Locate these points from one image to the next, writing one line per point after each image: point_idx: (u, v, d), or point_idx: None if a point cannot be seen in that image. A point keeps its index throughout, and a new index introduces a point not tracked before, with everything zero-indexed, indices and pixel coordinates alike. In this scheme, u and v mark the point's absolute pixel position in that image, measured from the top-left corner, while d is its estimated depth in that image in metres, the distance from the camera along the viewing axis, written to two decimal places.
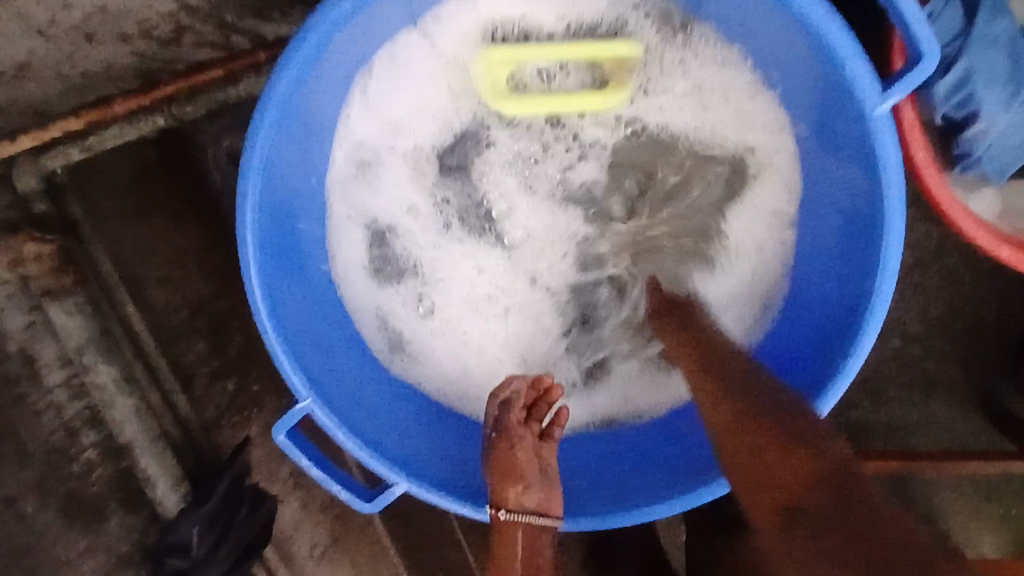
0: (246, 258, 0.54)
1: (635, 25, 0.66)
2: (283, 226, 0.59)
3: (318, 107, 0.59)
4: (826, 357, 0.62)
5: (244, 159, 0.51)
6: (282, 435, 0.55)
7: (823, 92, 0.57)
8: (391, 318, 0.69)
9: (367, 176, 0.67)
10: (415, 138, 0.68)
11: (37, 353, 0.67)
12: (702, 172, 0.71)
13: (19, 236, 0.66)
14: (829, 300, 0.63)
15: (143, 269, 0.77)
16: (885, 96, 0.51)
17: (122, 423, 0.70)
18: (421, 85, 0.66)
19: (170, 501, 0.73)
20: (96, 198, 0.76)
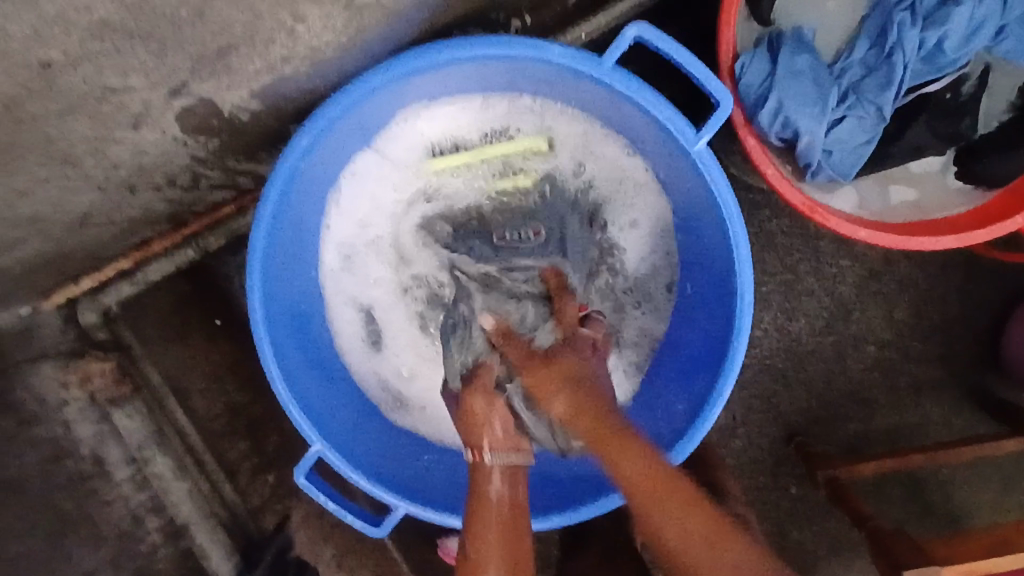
0: (259, 341, 0.67)
1: (535, 119, 0.78)
2: (285, 321, 0.72)
3: (302, 219, 0.73)
4: (711, 362, 0.72)
5: (245, 280, 0.64)
6: (302, 478, 0.68)
7: (665, 150, 0.68)
8: (389, 384, 0.81)
9: (350, 269, 0.81)
10: (382, 234, 0.81)
11: (106, 455, 0.81)
12: (612, 222, 0.81)
13: (87, 357, 0.84)
14: (706, 314, 0.75)
15: (185, 381, 0.91)
16: (699, 135, 0.61)
17: (179, 505, 0.84)
18: (382, 191, 0.80)
19: (225, 569, 0.84)
20: (143, 326, 0.91)
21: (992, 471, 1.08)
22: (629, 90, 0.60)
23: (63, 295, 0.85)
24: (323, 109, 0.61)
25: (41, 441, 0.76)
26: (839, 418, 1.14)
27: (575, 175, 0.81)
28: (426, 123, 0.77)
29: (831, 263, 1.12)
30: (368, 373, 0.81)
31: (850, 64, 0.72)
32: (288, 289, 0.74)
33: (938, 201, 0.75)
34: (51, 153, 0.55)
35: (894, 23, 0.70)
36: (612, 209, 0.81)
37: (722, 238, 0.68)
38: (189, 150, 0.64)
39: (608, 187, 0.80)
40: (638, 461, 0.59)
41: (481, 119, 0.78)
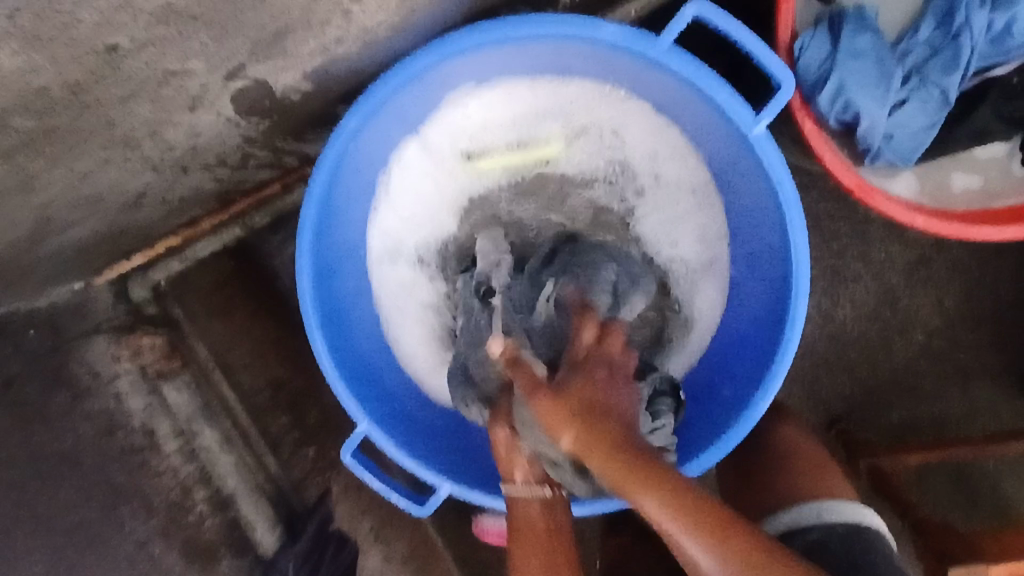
0: (308, 322, 0.67)
1: (574, 107, 0.76)
2: (333, 300, 0.72)
3: (349, 203, 0.73)
4: (762, 354, 0.71)
5: (294, 259, 0.64)
6: (348, 457, 0.69)
7: (718, 132, 0.66)
8: (437, 367, 0.81)
9: (398, 249, 0.80)
10: (426, 226, 0.80)
11: (156, 426, 0.83)
12: (659, 207, 0.79)
13: (137, 332, 0.86)
14: (759, 301, 0.73)
15: (232, 356, 0.93)
16: (758, 117, 0.59)
17: (225, 477, 0.86)
18: (424, 184, 0.79)
19: (268, 540, 0.86)
20: (191, 302, 0.93)
21: None
22: (686, 70, 0.58)
23: (115, 272, 0.87)
24: (377, 87, 0.61)
25: (96, 414, 0.79)
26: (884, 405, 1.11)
27: (618, 163, 0.79)
28: (466, 115, 0.76)
29: (881, 247, 1.08)
30: (414, 356, 0.80)
31: (914, 45, 0.68)
32: (336, 272, 0.74)
33: (1006, 188, 0.72)
34: (112, 137, 0.55)
35: (961, 4, 0.66)
36: (661, 197, 0.79)
37: (777, 222, 0.66)
38: (240, 131, 0.64)
39: (650, 175, 0.78)
40: (657, 498, 0.51)
41: (520, 111, 0.77)
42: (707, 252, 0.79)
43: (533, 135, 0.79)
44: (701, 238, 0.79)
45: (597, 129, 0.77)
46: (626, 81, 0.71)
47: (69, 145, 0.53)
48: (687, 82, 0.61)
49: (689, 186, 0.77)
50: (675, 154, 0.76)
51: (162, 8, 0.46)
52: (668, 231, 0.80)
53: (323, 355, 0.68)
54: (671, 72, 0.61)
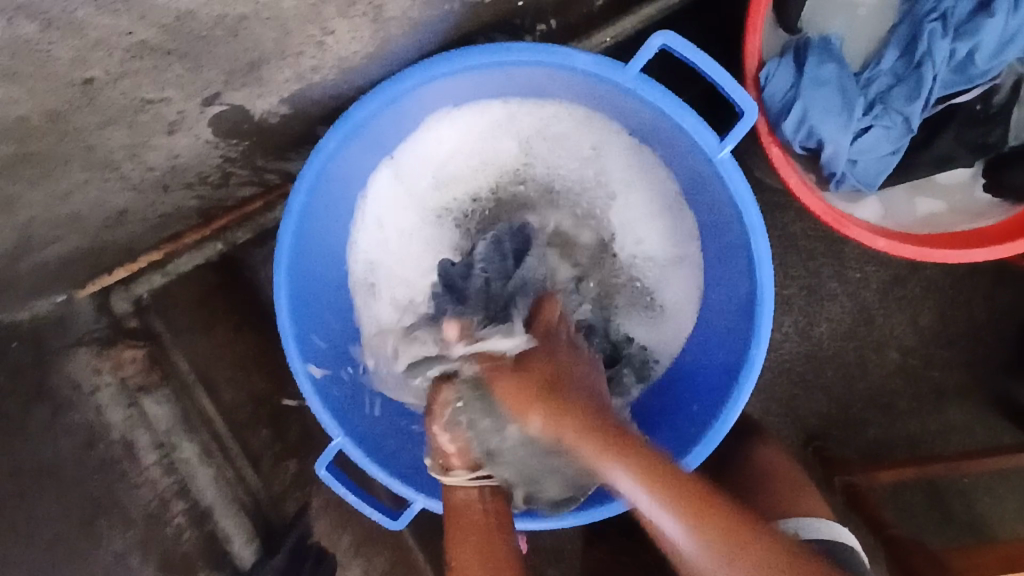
0: (286, 339, 0.68)
1: (537, 122, 0.78)
2: (309, 316, 0.73)
3: (327, 221, 0.74)
4: (728, 371, 0.73)
5: (269, 278, 0.65)
6: (324, 470, 0.69)
7: (687, 156, 0.68)
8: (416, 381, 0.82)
9: (371, 255, 0.81)
10: (404, 238, 0.82)
11: (135, 440, 0.84)
12: (626, 211, 0.81)
13: (119, 344, 0.87)
14: (725, 319, 0.74)
15: (214, 370, 0.95)
16: (722, 144, 0.61)
17: (204, 491, 0.87)
18: (399, 200, 0.80)
19: (245, 553, 0.87)
20: (174, 316, 0.94)
21: (1013, 480, 1.07)
22: (653, 98, 0.60)
23: (95, 286, 0.88)
24: (353, 111, 0.63)
25: (76, 426, 0.79)
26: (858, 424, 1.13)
27: (583, 172, 0.81)
28: (435, 135, 0.78)
29: (855, 267, 1.11)
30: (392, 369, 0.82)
31: (878, 73, 0.71)
32: (315, 288, 0.75)
33: (971, 212, 0.74)
34: (93, 159, 0.57)
35: (924, 34, 0.69)
36: (631, 201, 0.80)
37: (743, 244, 0.68)
38: (221, 151, 0.66)
39: (618, 181, 0.80)
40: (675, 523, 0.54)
41: (485, 128, 0.79)
42: (676, 252, 0.80)
43: (499, 149, 0.80)
44: (670, 242, 0.80)
45: (569, 140, 0.79)
46: (596, 103, 0.73)
47: (50, 167, 0.54)
48: (655, 109, 0.63)
49: (653, 191, 0.79)
50: (637, 162, 0.78)
51: (139, 40, 0.47)
52: (640, 234, 0.81)
53: (299, 370, 0.69)
54: (640, 99, 0.63)
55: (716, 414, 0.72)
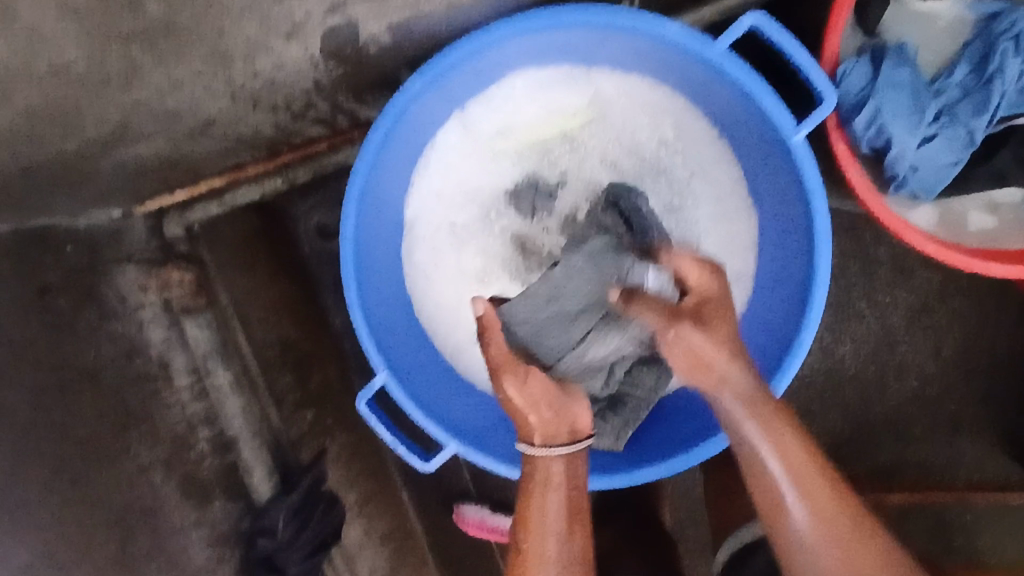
0: (347, 269, 0.70)
1: (614, 90, 0.80)
2: (372, 253, 0.75)
3: (399, 160, 0.76)
4: (768, 362, 0.74)
5: (341, 206, 0.67)
6: (364, 405, 0.71)
7: (761, 140, 0.70)
8: (459, 337, 0.83)
9: (433, 206, 0.82)
10: (468, 188, 0.82)
11: (171, 360, 0.85)
12: (692, 197, 0.81)
13: (169, 265, 0.88)
14: (772, 311, 0.76)
15: (249, 310, 0.98)
16: (799, 128, 0.63)
17: (231, 419, 0.89)
18: (469, 148, 0.82)
19: (263, 487, 0.90)
20: (218, 249, 0.97)
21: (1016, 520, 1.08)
22: (737, 75, 0.63)
23: (157, 204, 0.89)
24: (443, 56, 0.65)
25: (119, 336, 0.80)
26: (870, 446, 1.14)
27: (658, 146, 0.81)
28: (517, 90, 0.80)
29: (887, 289, 1.12)
30: (436, 321, 0.83)
31: (948, 85, 0.73)
32: (379, 226, 0.77)
33: (1013, 234, 0.76)
34: (211, 50, 0.67)
35: (997, 51, 0.71)
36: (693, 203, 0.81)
37: (805, 232, 0.69)
38: (315, 75, 0.74)
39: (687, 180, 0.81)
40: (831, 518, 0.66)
41: (562, 90, 0.80)
42: (732, 256, 0.81)
43: (578, 111, 0.81)
44: (726, 237, 0.81)
45: (644, 113, 0.80)
46: (676, 78, 0.75)
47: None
48: (738, 88, 0.65)
49: (718, 184, 0.81)
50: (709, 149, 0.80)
51: None
52: (699, 222, 0.82)
53: (354, 303, 0.71)
54: (725, 78, 0.66)
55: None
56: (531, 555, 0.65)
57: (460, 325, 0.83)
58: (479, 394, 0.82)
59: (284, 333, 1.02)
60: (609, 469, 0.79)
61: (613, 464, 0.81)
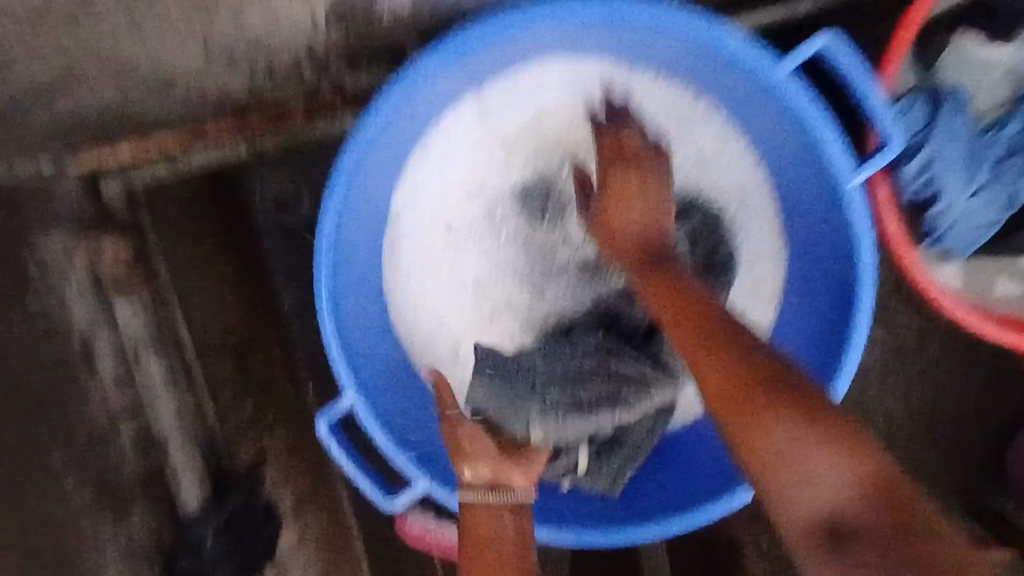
0: (318, 254, 0.67)
1: (656, 97, 0.77)
2: (350, 245, 0.72)
3: (398, 144, 0.73)
4: None
5: (327, 187, 0.64)
6: (325, 425, 0.64)
7: (809, 170, 0.69)
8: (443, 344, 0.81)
9: (428, 200, 0.80)
10: (473, 182, 0.80)
11: (95, 343, 0.74)
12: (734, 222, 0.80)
13: (104, 235, 0.77)
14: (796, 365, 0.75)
15: (190, 282, 0.84)
16: (858, 171, 0.64)
17: (162, 416, 0.78)
18: (478, 139, 0.79)
19: (191, 496, 0.80)
20: (164, 212, 0.84)
21: None
22: (790, 100, 0.61)
23: (93, 157, 0.77)
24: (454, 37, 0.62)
25: (35, 311, 0.68)
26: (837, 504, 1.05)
27: (700, 166, 0.79)
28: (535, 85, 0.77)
29: None
30: (415, 326, 0.81)
31: (1000, 139, 0.70)
32: (365, 210, 0.74)
33: None
34: None
35: None
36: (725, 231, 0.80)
37: (846, 278, 0.69)
38: (309, 39, 0.71)
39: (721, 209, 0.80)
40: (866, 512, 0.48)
41: (584, 92, 0.78)
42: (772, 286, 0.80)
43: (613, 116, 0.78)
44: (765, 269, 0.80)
45: (689, 128, 0.78)
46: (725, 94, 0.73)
47: None
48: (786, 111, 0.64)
49: (760, 215, 0.79)
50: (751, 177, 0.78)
51: None
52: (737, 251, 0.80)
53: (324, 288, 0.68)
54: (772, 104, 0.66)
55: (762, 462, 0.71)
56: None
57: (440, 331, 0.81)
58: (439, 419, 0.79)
59: (228, 314, 0.91)
60: (602, 521, 0.75)
61: (605, 515, 0.77)
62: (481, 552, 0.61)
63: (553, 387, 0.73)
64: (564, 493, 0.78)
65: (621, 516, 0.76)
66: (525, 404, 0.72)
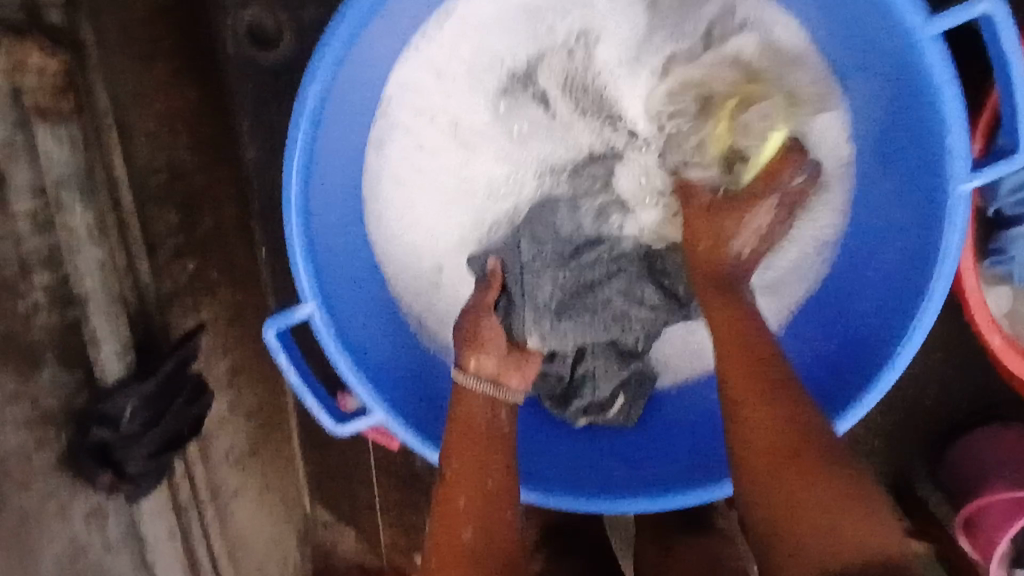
0: (293, 135, 0.61)
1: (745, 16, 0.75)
2: (332, 136, 0.67)
3: (405, 15, 0.68)
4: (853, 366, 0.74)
5: (322, 41, 0.58)
6: (274, 332, 0.61)
7: (909, 140, 0.68)
8: (428, 269, 0.79)
9: (428, 89, 0.75)
10: (493, 69, 0.76)
11: (9, 174, 0.61)
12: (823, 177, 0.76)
13: (27, 42, 0.60)
14: (868, 311, 0.74)
15: (132, 118, 0.75)
16: (971, 176, 0.61)
17: (83, 275, 0.66)
18: (504, 29, 0.75)
19: (112, 367, 0.69)
20: (107, 27, 0.72)
21: None
22: (936, 66, 0.59)
23: None
24: None
25: None
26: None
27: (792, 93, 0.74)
28: None
29: None
30: (407, 234, 0.78)
31: None
32: (359, 99, 0.69)
33: None
34: None
35: None
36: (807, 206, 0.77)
37: (922, 273, 0.68)
38: None
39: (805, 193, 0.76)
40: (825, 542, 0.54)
41: None
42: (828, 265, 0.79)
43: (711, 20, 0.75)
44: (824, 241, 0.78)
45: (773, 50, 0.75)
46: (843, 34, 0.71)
47: None
48: (918, 77, 0.61)
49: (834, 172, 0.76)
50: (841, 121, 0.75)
51: None
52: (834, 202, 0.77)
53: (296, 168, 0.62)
54: (909, 58, 0.61)
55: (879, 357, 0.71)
56: (456, 481, 0.63)
57: (419, 248, 0.79)
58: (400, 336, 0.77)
59: (178, 156, 0.82)
60: (565, 482, 0.75)
61: (561, 476, 0.76)
62: (468, 446, 0.65)
63: (544, 285, 0.74)
64: (528, 426, 0.81)
65: (573, 479, 0.76)
66: (524, 314, 0.73)
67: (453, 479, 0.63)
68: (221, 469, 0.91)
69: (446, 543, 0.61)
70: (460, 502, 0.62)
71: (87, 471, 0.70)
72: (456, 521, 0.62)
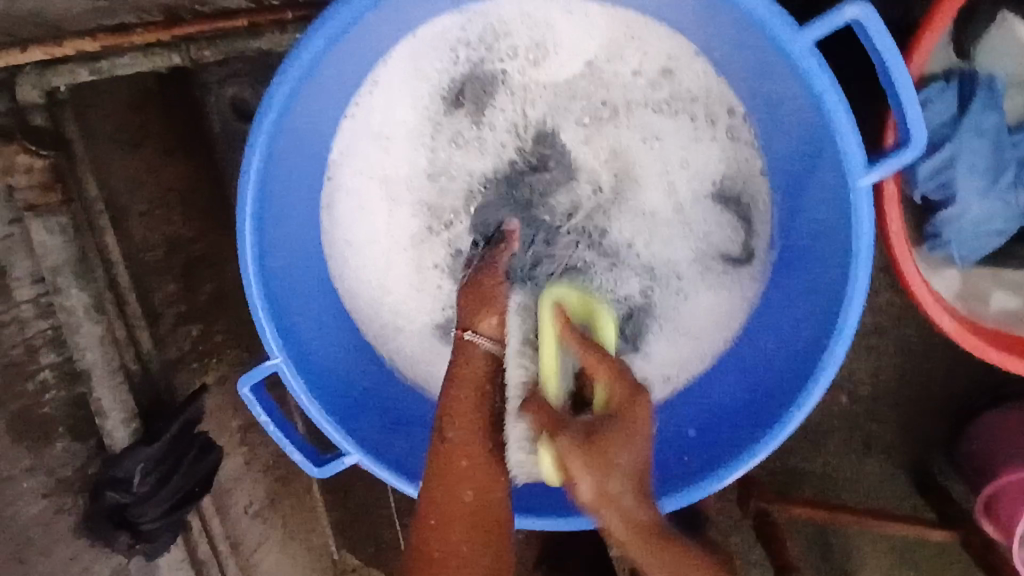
0: (240, 214, 0.63)
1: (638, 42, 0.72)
2: (279, 208, 0.69)
3: (334, 86, 0.69)
4: (784, 389, 0.69)
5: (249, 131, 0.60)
6: (246, 388, 0.65)
7: (810, 149, 0.65)
8: (386, 321, 0.80)
9: (361, 147, 0.76)
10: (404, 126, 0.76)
11: (9, 266, 0.68)
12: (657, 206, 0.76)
13: (13, 144, 0.66)
14: (789, 332, 0.71)
15: (127, 202, 0.82)
16: (869, 170, 0.57)
17: (84, 350, 0.71)
18: (411, 87, 0.75)
19: (119, 435, 0.74)
20: (92, 120, 0.79)
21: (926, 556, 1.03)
22: (817, 80, 0.56)
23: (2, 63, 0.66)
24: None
25: None
26: (789, 478, 1.03)
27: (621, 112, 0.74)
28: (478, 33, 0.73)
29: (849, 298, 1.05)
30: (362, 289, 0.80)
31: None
32: (299, 170, 0.71)
33: None
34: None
35: None
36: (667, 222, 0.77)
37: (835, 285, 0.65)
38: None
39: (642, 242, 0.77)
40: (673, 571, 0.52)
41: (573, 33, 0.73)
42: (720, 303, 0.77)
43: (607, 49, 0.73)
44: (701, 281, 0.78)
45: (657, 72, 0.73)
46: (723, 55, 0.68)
47: None
48: (801, 86, 0.58)
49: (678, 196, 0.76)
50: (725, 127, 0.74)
51: None
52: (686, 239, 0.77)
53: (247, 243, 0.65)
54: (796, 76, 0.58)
55: (804, 374, 0.67)
56: (460, 440, 0.57)
57: (375, 300, 0.80)
58: (375, 374, 0.79)
59: (173, 231, 0.88)
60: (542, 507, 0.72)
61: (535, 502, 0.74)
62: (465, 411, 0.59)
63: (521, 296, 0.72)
64: None
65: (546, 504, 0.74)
66: None
67: (454, 436, 0.57)
68: (240, 522, 0.94)
69: (442, 499, 0.55)
70: (460, 462, 0.56)
71: (105, 534, 0.75)
72: (450, 478, 0.56)
